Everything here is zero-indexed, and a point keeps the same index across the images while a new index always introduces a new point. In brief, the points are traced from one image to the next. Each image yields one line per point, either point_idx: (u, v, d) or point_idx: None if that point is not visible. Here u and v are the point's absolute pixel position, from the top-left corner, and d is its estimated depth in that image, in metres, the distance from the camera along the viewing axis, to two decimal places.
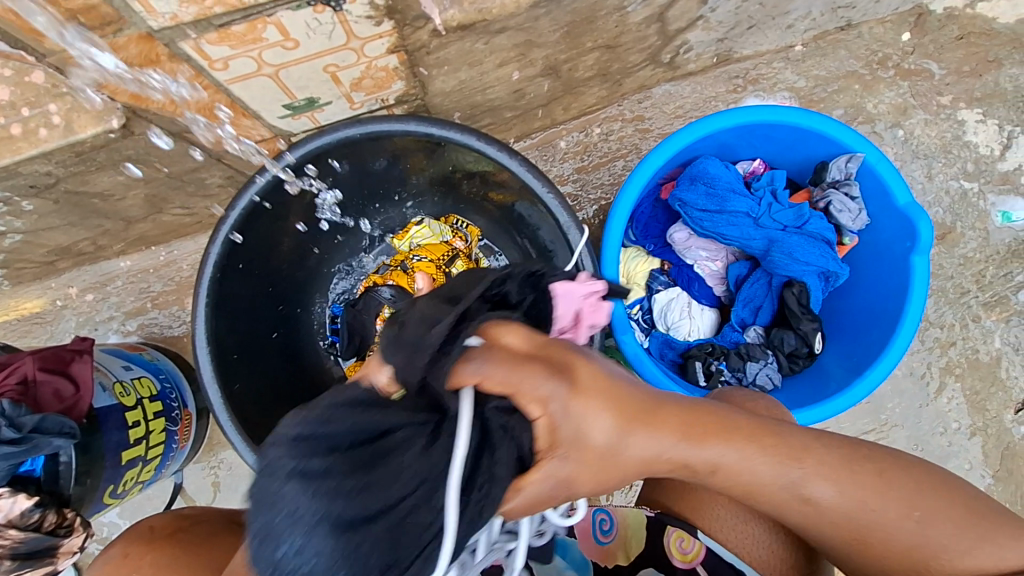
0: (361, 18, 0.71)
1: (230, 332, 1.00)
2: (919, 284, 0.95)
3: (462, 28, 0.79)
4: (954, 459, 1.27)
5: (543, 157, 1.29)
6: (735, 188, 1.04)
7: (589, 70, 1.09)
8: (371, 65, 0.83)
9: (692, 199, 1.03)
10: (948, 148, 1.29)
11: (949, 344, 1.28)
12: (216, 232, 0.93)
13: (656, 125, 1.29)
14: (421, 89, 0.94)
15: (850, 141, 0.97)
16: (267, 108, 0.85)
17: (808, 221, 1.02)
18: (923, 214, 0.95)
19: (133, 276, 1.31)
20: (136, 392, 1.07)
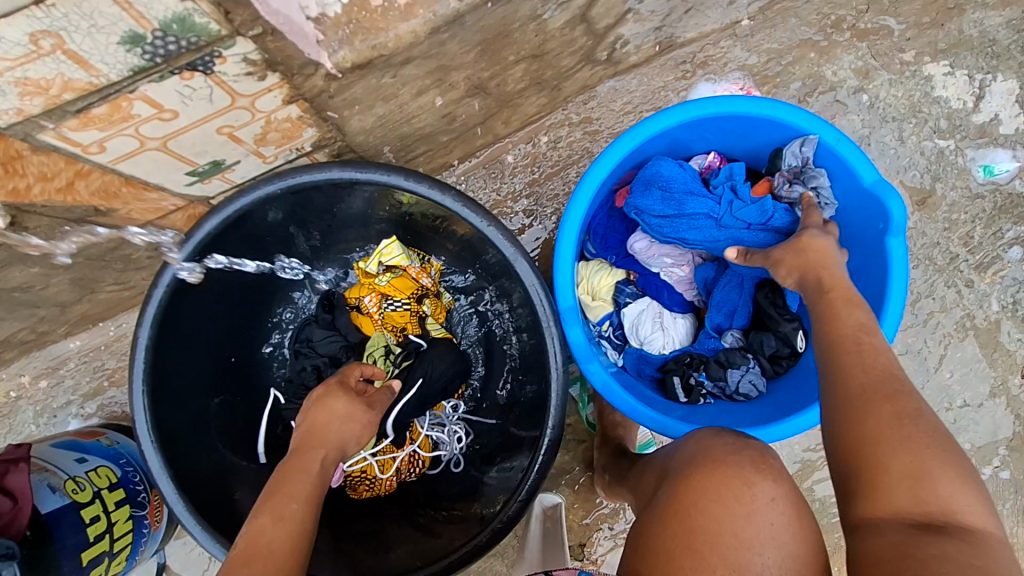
0: (239, 76, 0.65)
1: (177, 416, 0.93)
2: (898, 270, 0.88)
3: (358, 67, 0.72)
4: (961, 434, 1.21)
5: (492, 175, 1.22)
6: (691, 187, 0.96)
7: (520, 82, 1.02)
8: (271, 119, 0.76)
9: (649, 204, 0.96)
10: (918, 108, 1.22)
11: (944, 314, 1.21)
12: (143, 313, 0.86)
13: (605, 125, 1.22)
14: (338, 132, 0.87)
15: (805, 123, 0.90)
16: (169, 179, 0.79)
17: (772, 217, 0.93)
18: (893, 193, 0.88)
19: (85, 356, 1.25)
20: (93, 484, 1.01)
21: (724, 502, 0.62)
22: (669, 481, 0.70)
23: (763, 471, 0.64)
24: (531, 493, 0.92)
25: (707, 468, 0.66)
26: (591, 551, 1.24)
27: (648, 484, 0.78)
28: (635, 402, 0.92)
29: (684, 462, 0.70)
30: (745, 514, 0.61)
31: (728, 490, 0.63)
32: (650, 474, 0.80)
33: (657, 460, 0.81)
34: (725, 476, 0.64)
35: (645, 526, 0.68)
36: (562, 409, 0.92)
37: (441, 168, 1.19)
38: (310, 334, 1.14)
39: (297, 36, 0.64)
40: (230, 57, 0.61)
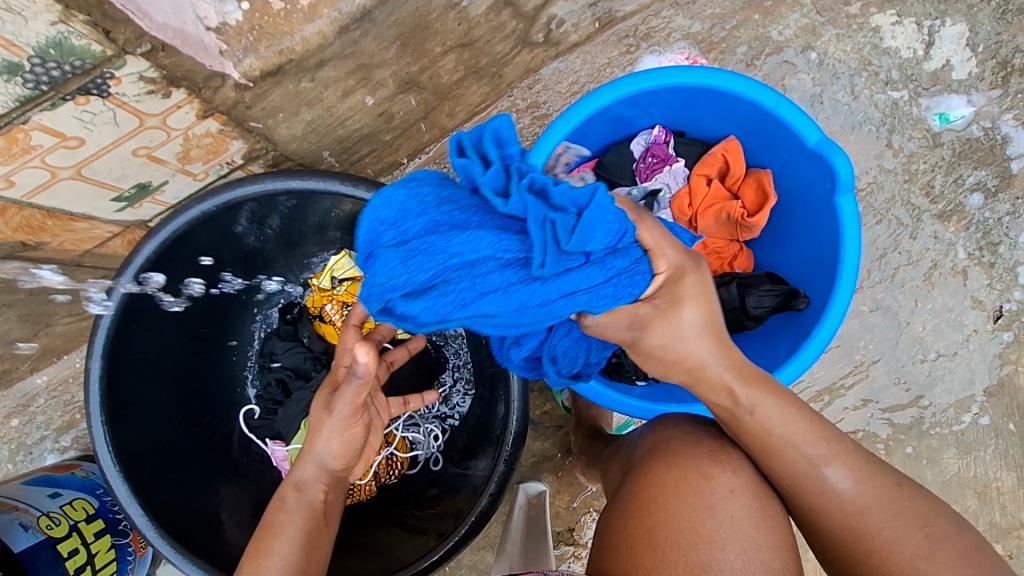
0: (141, 96, 0.63)
1: (141, 445, 0.92)
2: (850, 229, 0.86)
3: (269, 74, 0.70)
4: (938, 385, 1.21)
5: (443, 170, 1.19)
6: (475, 249, 0.54)
7: (455, 72, 0.99)
8: (189, 135, 0.75)
9: (422, 316, 0.55)
10: (868, 61, 1.19)
11: (911, 266, 1.20)
12: (92, 343, 0.85)
13: (554, 108, 1.19)
14: (267, 141, 0.85)
15: (742, 89, 0.88)
16: (96, 207, 0.78)
17: (594, 248, 0.57)
18: (838, 151, 0.86)
19: (54, 390, 1.22)
20: (67, 518, 1.00)
21: (685, 498, 0.60)
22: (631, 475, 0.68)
23: (723, 462, 0.63)
24: (501, 486, 0.91)
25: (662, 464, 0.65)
26: (581, 535, 1.23)
27: (615, 478, 0.75)
28: (594, 386, 0.91)
29: (646, 455, 0.68)
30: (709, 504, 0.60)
31: (687, 483, 0.61)
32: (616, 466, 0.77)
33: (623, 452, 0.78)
34: (683, 470, 0.62)
35: (609, 523, 0.66)
36: (524, 397, 0.91)
37: (390, 168, 1.17)
38: (271, 351, 1.13)
39: (196, 49, 0.62)
40: (124, 78, 0.60)
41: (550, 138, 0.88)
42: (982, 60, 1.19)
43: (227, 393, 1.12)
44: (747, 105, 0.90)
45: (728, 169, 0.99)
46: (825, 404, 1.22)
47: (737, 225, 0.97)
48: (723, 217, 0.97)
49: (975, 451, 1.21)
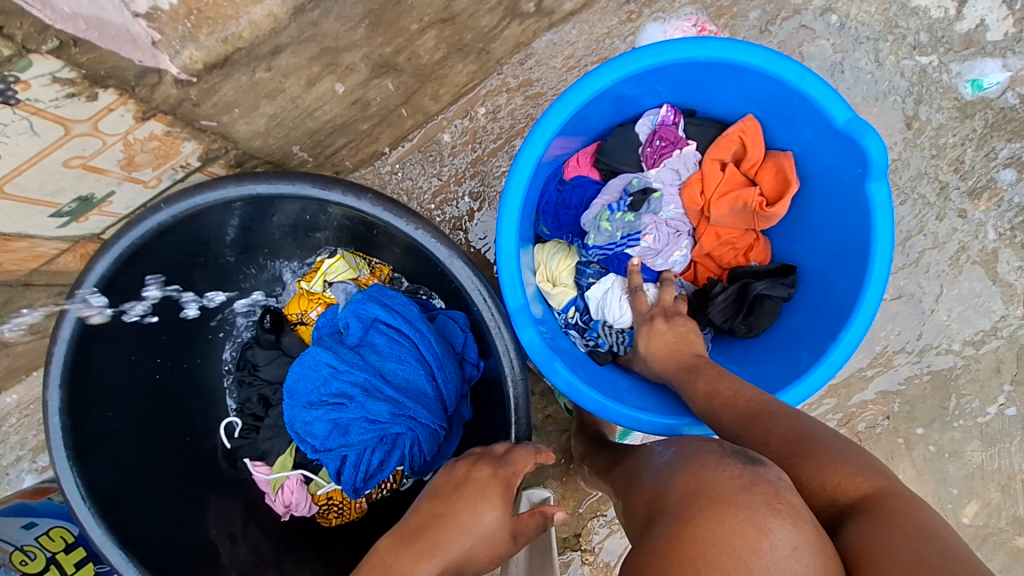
0: (59, 100, 0.54)
1: (114, 476, 0.85)
2: (883, 216, 0.78)
3: (214, 66, 0.60)
4: (964, 374, 1.14)
5: (429, 159, 1.09)
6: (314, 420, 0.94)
7: (436, 51, 0.88)
8: (130, 140, 0.65)
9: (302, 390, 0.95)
10: (894, 23, 1.08)
11: (937, 249, 1.12)
12: (48, 375, 0.77)
13: (548, 86, 1.08)
14: (225, 140, 0.76)
15: (761, 62, 0.77)
16: (33, 225, 0.69)
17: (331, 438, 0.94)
18: (870, 131, 0.77)
19: (26, 409, 1.15)
20: (44, 551, 0.94)
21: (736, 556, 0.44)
22: (664, 515, 0.53)
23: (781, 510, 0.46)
24: None
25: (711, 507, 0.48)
26: (588, 540, 1.18)
27: (639, 513, 0.61)
28: (604, 400, 0.83)
29: (682, 499, 0.52)
30: (760, 570, 0.44)
31: (742, 539, 0.44)
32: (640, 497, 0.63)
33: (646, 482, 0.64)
34: (738, 523, 0.45)
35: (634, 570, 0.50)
36: (526, 413, 0.83)
37: (371, 158, 1.07)
38: (251, 361, 1.04)
39: (119, 41, 0.52)
40: (33, 81, 0.50)
41: (545, 128, 0.78)
42: (1020, 19, 1.07)
43: (206, 408, 1.04)
44: (768, 79, 0.80)
45: (744, 153, 0.90)
46: (843, 398, 1.15)
47: (754, 214, 0.88)
48: (739, 206, 0.88)
49: (1000, 442, 1.15)
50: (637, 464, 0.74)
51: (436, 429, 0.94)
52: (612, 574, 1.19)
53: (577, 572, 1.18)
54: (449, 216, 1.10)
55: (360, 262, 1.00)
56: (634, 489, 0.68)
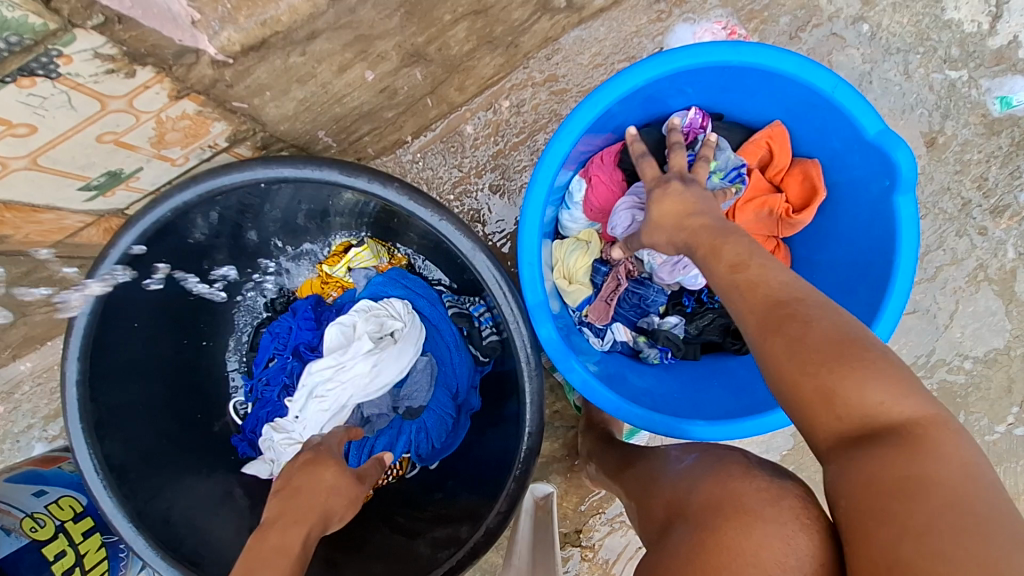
0: (99, 75, 0.54)
1: (127, 450, 0.86)
2: (908, 231, 0.78)
3: (251, 49, 0.60)
4: (974, 393, 1.14)
5: (451, 150, 1.09)
6: None
7: (467, 43, 0.88)
8: (163, 118, 0.65)
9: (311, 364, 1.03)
10: (926, 35, 1.07)
11: (953, 266, 1.11)
12: (67, 346, 0.78)
13: (573, 82, 1.08)
14: (254, 122, 0.76)
15: (795, 69, 0.77)
16: (60, 197, 0.69)
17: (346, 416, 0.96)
18: (902, 145, 0.77)
19: (39, 377, 1.16)
20: (53, 519, 0.95)
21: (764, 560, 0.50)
22: (684, 525, 0.60)
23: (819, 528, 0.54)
24: (513, 503, 0.84)
25: (744, 520, 0.54)
26: (589, 536, 1.19)
27: (658, 515, 0.66)
28: (619, 399, 0.84)
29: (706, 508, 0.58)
30: None
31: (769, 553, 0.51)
32: (658, 502, 0.68)
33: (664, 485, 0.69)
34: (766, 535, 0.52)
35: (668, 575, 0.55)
36: (540, 407, 0.83)
37: (393, 146, 1.07)
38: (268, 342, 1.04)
39: (161, 20, 0.52)
40: (75, 56, 0.51)
41: (573, 127, 0.78)
42: None
43: (217, 386, 1.04)
44: (800, 87, 0.80)
45: (770, 159, 0.90)
46: None
47: (779, 221, 0.88)
48: (764, 212, 0.88)
49: (1006, 461, 1.15)
50: (653, 469, 0.77)
51: (443, 415, 1.02)
52: (611, 571, 1.19)
53: (576, 567, 1.19)
54: (468, 208, 1.10)
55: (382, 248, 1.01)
56: (651, 492, 0.72)
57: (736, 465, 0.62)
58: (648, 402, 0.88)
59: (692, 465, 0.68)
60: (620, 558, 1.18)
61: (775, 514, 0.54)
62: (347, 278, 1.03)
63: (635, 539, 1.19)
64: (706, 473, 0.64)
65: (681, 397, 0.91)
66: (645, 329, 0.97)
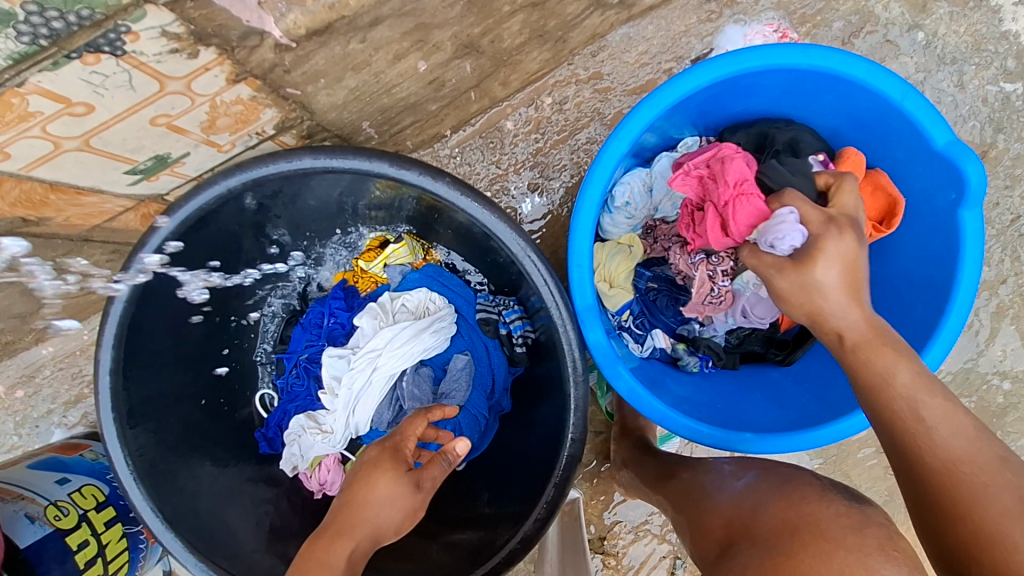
0: (162, 55, 0.52)
1: (158, 442, 0.84)
2: (972, 244, 0.77)
3: (315, 33, 0.58)
4: (1012, 413, 1.12)
5: (490, 146, 1.06)
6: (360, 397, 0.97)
7: (519, 36, 0.85)
8: (217, 103, 0.63)
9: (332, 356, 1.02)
10: (982, 45, 1.04)
11: (998, 283, 1.09)
12: (102, 333, 0.76)
13: (618, 81, 1.05)
14: (304, 110, 0.73)
15: (864, 75, 0.75)
16: (105, 180, 0.67)
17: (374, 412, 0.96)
18: (971, 156, 0.75)
19: (61, 362, 1.14)
20: (76, 508, 0.93)
21: None
22: (750, 544, 0.61)
23: (895, 558, 0.54)
24: (550, 508, 0.82)
25: None
26: (613, 544, 1.17)
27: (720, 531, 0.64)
28: (665, 408, 0.82)
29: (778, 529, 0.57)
30: None
31: None
32: (714, 517, 0.68)
33: (720, 501, 0.70)
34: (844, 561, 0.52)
35: None
36: (584, 414, 0.80)
37: (432, 140, 1.04)
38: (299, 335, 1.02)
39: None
40: (142, 33, 0.48)
41: (629, 127, 0.77)
42: None
43: (244, 377, 1.02)
44: (867, 93, 0.78)
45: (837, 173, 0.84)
46: None
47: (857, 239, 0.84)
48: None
49: None
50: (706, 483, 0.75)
51: (478, 416, 0.97)
52: None
53: (598, 574, 1.17)
54: (505, 205, 1.08)
55: (420, 245, 0.99)
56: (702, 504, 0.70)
57: (809, 488, 0.64)
58: (693, 411, 0.86)
59: (753, 484, 0.69)
60: (644, 567, 1.16)
61: (860, 544, 0.55)
62: (383, 275, 1.00)
63: (660, 548, 1.17)
64: (774, 494, 0.65)
65: (724, 407, 0.89)
66: (685, 335, 0.95)
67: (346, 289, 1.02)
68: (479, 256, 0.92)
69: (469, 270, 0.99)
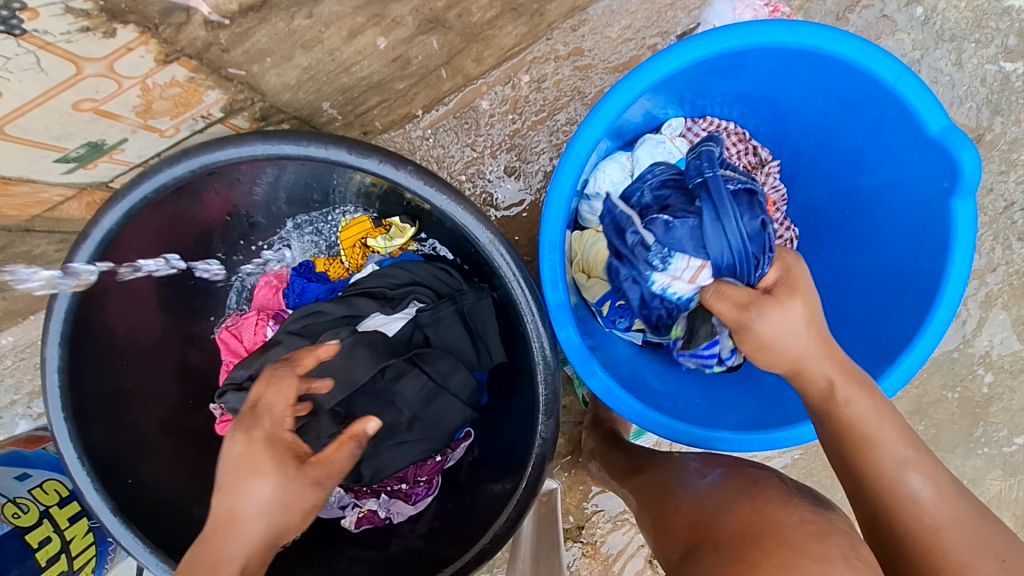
0: (72, 34, 0.46)
1: (114, 439, 0.81)
2: (963, 235, 0.74)
3: (250, 8, 0.53)
4: (995, 403, 1.10)
5: (464, 127, 1.00)
6: None
7: (489, 9, 0.79)
8: (149, 84, 0.57)
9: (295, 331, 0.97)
10: (983, 21, 0.99)
11: (988, 271, 1.06)
12: (47, 331, 0.72)
13: (600, 58, 0.99)
14: (253, 91, 0.68)
15: (855, 54, 0.71)
16: (34, 169, 0.62)
17: None
18: (965, 142, 0.71)
19: (22, 353, 1.09)
20: (36, 504, 0.90)
21: None
22: (712, 550, 0.55)
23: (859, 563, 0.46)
24: (521, 508, 0.80)
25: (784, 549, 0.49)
26: (591, 533, 1.16)
27: (678, 536, 0.63)
28: (642, 406, 0.79)
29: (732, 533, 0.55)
30: None
31: None
32: (678, 516, 0.65)
33: (685, 500, 0.66)
34: None
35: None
36: (555, 416, 0.78)
37: (402, 120, 0.98)
38: (247, 321, 0.93)
39: None
40: (42, 10, 0.43)
41: (602, 113, 0.73)
42: None
43: None
44: (858, 76, 0.73)
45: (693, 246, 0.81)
46: None
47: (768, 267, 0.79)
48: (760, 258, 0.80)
49: (1020, 473, 1.12)
50: (670, 478, 0.73)
51: None
52: (612, 568, 1.17)
53: (577, 564, 1.17)
54: (480, 190, 1.03)
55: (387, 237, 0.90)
56: (667, 506, 0.68)
57: (774, 492, 0.59)
58: (671, 409, 0.82)
59: (717, 483, 0.65)
60: (622, 555, 1.16)
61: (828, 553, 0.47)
62: (349, 259, 0.94)
63: (638, 537, 1.17)
64: (738, 494, 0.60)
65: (702, 401, 0.86)
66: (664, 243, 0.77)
67: (315, 276, 0.96)
68: (450, 242, 0.85)
69: (440, 253, 0.91)
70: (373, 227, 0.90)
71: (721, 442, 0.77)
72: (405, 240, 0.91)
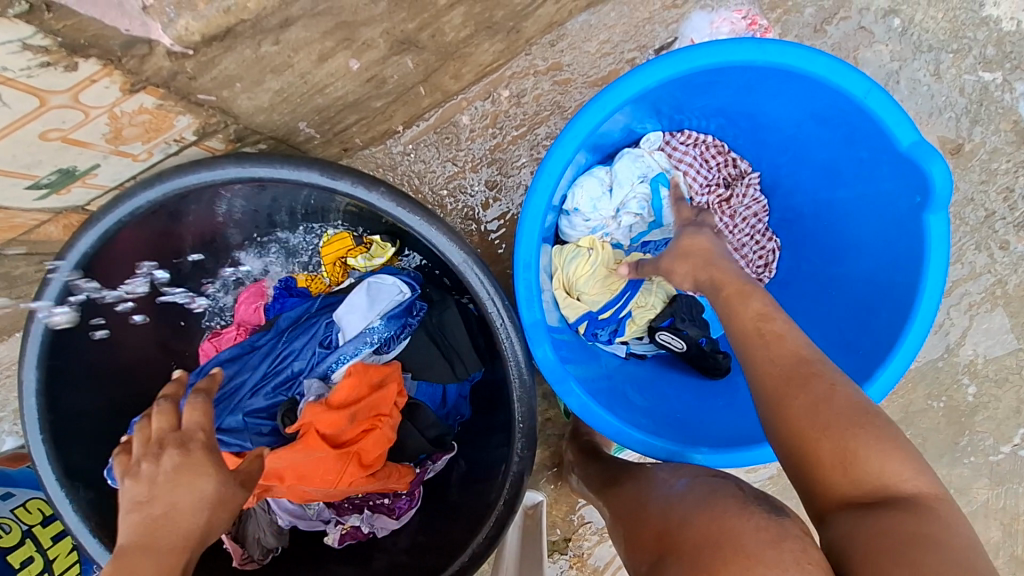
0: (33, 69, 0.48)
1: (93, 460, 0.81)
2: (937, 250, 0.74)
3: (214, 38, 0.53)
4: (981, 412, 1.10)
5: (444, 142, 1.01)
6: None
7: (463, 29, 0.80)
8: (117, 113, 0.58)
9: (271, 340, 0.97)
10: (961, 33, 0.99)
11: (971, 281, 1.06)
12: (24, 354, 0.73)
13: (579, 72, 1.00)
14: (225, 115, 0.68)
15: (825, 71, 0.71)
16: (5, 195, 0.63)
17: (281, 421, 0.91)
18: (937, 159, 0.72)
19: (7, 370, 1.09)
20: (19, 524, 0.90)
21: None
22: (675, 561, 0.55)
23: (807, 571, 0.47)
24: (501, 527, 0.81)
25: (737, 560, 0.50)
26: (578, 545, 1.16)
27: (646, 547, 0.63)
28: (619, 423, 0.79)
29: (696, 544, 0.54)
30: None
31: None
32: (647, 528, 0.65)
33: (654, 509, 0.66)
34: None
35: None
36: (531, 436, 0.78)
37: (383, 137, 0.98)
38: (227, 333, 0.95)
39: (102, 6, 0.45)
40: (1, 48, 0.44)
41: (574, 134, 0.73)
42: None
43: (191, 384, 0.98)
44: (830, 92, 0.73)
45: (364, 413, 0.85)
46: None
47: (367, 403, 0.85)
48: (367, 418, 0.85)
49: (1008, 481, 1.12)
50: (642, 490, 0.73)
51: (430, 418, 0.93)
52: None
53: None
54: (462, 205, 1.04)
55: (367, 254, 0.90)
56: (640, 517, 0.68)
57: (732, 500, 0.58)
58: (649, 423, 0.82)
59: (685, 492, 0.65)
60: (610, 566, 1.16)
61: (776, 559, 0.48)
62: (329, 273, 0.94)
63: None
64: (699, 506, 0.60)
65: (683, 415, 0.87)
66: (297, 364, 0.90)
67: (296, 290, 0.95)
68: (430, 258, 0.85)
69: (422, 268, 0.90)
70: (354, 245, 0.90)
71: (698, 458, 0.78)
72: (387, 258, 0.91)
